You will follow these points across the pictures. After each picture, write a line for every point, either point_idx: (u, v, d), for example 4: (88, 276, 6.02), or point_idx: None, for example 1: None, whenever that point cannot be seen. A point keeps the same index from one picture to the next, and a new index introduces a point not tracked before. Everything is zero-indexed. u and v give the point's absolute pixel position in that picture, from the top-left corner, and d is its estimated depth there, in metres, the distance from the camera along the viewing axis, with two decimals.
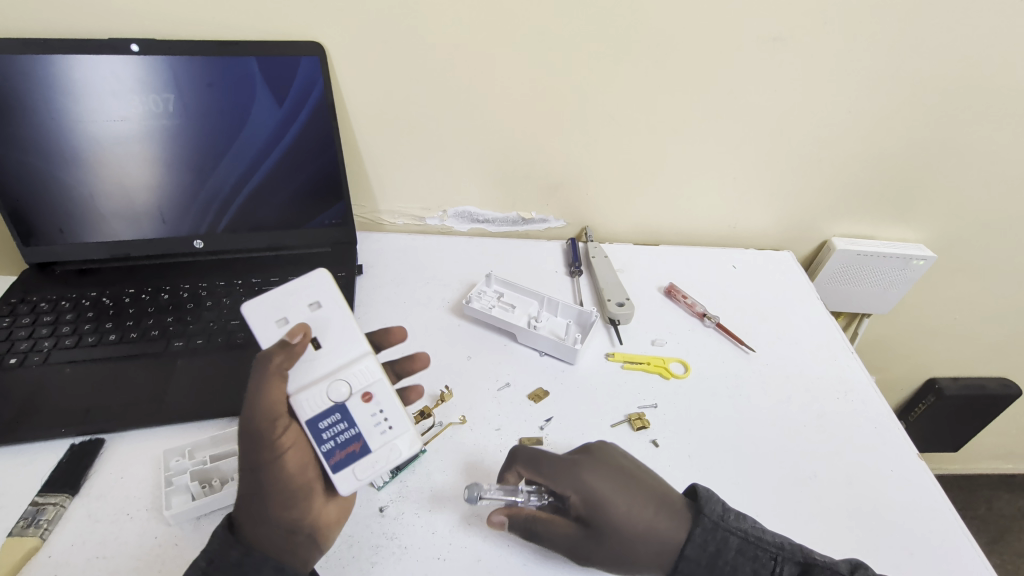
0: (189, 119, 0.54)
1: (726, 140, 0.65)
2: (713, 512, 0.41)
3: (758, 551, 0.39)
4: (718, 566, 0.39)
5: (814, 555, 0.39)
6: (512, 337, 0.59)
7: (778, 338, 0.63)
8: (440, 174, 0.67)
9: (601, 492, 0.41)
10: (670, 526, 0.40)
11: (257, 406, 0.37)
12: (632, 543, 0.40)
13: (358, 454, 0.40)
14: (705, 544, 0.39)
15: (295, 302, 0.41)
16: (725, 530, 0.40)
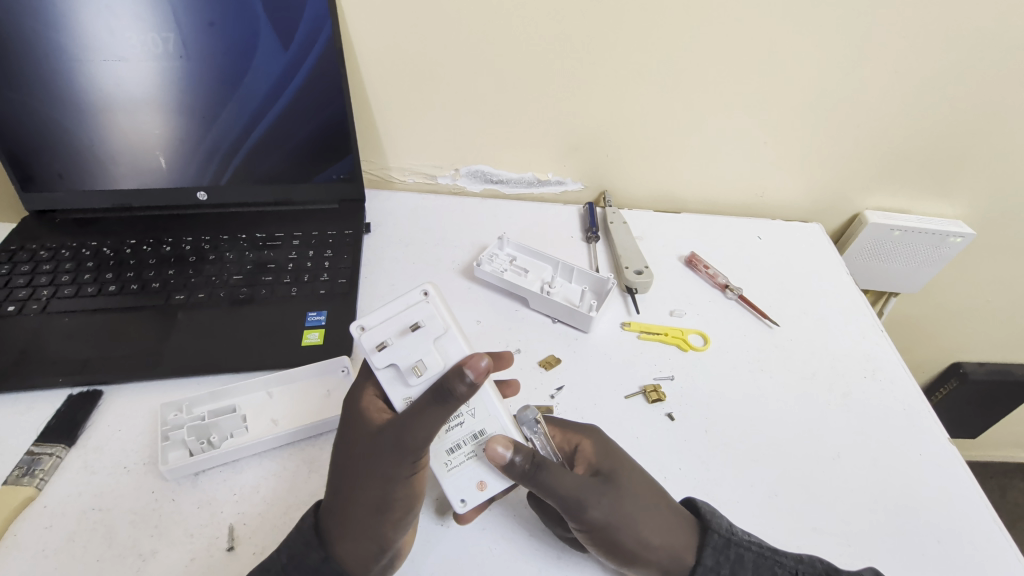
0: (190, 61, 0.51)
1: (760, 100, 0.60)
2: (721, 527, 0.38)
3: (776, 568, 0.36)
4: None
5: (837, 568, 0.36)
6: (523, 303, 0.56)
7: (804, 313, 0.60)
8: (453, 130, 0.64)
9: (620, 456, 0.40)
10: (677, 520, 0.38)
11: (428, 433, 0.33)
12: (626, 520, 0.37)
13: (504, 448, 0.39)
14: (717, 567, 0.36)
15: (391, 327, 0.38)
16: (737, 545, 0.37)
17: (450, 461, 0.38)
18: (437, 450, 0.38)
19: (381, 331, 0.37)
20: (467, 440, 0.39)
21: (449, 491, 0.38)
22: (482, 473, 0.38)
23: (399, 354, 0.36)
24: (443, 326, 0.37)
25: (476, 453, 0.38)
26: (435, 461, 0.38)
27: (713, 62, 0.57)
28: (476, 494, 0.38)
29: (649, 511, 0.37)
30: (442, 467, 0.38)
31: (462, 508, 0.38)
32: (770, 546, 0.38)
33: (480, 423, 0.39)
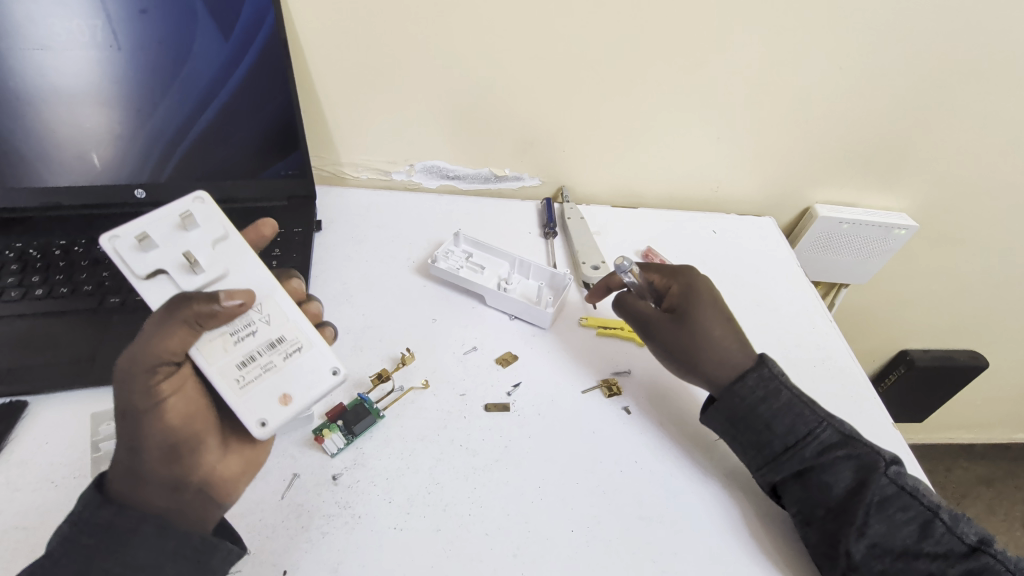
0: (121, 51, 0.49)
1: (712, 96, 0.61)
2: (775, 367, 0.44)
3: (805, 410, 0.43)
4: (758, 410, 0.43)
5: (858, 432, 0.42)
6: (480, 300, 0.55)
7: (757, 305, 0.61)
8: (407, 124, 0.62)
9: (704, 292, 0.48)
10: (741, 354, 0.45)
11: (151, 352, 0.33)
12: (698, 307, 0.47)
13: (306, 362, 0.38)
14: (755, 387, 0.43)
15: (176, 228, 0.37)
16: (780, 383, 0.43)
17: (244, 377, 0.36)
18: (225, 367, 0.36)
19: (143, 229, 0.36)
20: (264, 350, 0.37)
21: (244, 413, 0.36)
22: (283, 386, 0.37)
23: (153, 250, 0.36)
24: (223, 229, 0.38)
25: (275, 365, 0.37)
26: (223, 381, 0.36)
27: (664, 57, 0.58)
28: (278, 409, 0.36)
29: (718, 327, 0.46)
30: (233, 385, 0.36)
31: (262, 431, 0.36)
32: (813, 401, 0.44)
33: (276, 330, 0.38)
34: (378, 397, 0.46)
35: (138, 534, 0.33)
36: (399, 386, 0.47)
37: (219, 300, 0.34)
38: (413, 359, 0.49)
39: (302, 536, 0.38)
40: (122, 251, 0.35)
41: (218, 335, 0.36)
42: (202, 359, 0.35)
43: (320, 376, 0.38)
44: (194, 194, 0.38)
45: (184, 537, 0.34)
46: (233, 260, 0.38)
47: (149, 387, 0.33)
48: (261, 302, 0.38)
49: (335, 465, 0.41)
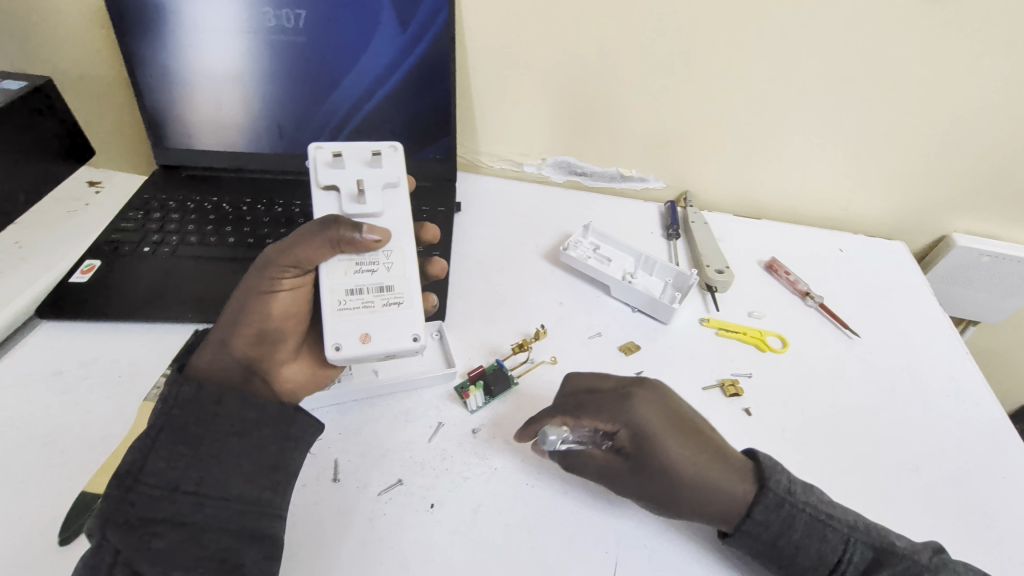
0: (318, 37, 0.56)
1: (857, 110, 0.60)
2: (778, 485, 0.37)
3: (827, 531, 0.37)
4: (782, 544, 0.36)
5: (894, 542, 0.36)
6: (605, 290, 0.58)
7: (886, 328, 0.59)
8: (546, 119, 0.66)
9: (651, 422, 0.39)
10: (741, 487, 0.37)
11: (292, 251, 0.38)
12: (653, 432, 0.38)
13: (384, 318, 0.41)
14: (765, 521, 0.36)
15: (361, 157, 0.42)
16: (791, 506, 0.37)
17: (345, 302, 0.40)
18: (337, 286, 0.40)
19: (340, 151, 0.42)
20: (372, 290, 0.41)
21: (330, 332, 0.39)
22: (369, 326, 0.40)
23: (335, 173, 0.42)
24: (396, 177, 0.43)
25: (373, 305, 0.41)
26: (329, 297, 0.40)
27: (813, 70, 0.57)
28: (351, 344, 0.39)
29: (681, 447, 0.38)
30: (333, 305, 0.40)
31: (336, 354, 0.39)
32: (822, 499, 0.38)
33: (391, 278, 0.41)
34: (513, 365, 0.50)
35: (220, 404, 0.37)
36: (532, 358, 0.51)
37: (363, 229, 0.39)
38: (546, 335, 0.52)
39: (447, 477, 0.41)
40: (319, 163, 0.42)
41: (345, 260, 0.41)
42: (326, 272, 0.40)
43: (402, 336, 0.40)
44: (391, 144, 0.43)
45: (259, 415, 0.38)
46: (393, 207, 0.43)
47: (274, 281, 0.39)
48: (392, 251, 0.42)
49: (475, 420, 0.45)
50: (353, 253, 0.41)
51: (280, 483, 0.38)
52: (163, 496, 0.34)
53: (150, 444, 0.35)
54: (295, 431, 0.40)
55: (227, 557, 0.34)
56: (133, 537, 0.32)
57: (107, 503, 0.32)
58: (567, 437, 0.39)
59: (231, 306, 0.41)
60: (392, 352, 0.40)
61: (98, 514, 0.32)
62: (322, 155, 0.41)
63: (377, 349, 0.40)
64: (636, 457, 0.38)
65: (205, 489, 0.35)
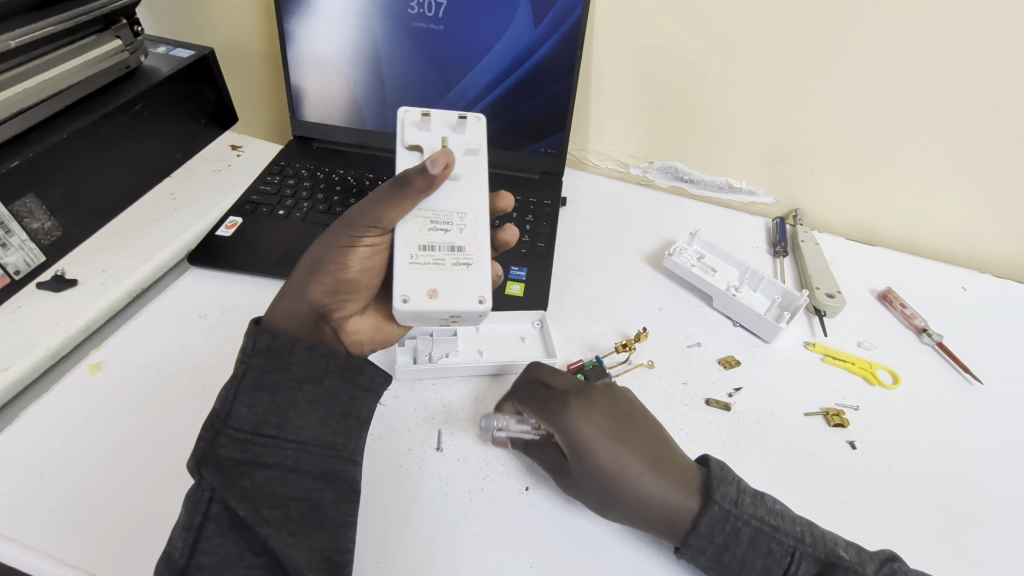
0: (455, 27, 0.58)
1: (1009, 142, 0.55)
2: (725, 497, 0.37)
3: (772, 544, 0.36)
4: (725, 558, 0.36)
5: (839, 553, 0.36)
6: (705, 301, 0.57)
7: (1013, 379, 0.55)
8: (661, 123, 0.65)
9: (590, 435, 0.40)
10: (680, 499, 0.38)
11: (376, 210, 0.39)
12: (590, 441, 0.40)
13: (451, 277, 0.40)
14: (711, 535, 0.36)
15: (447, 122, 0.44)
16: (735, 519, 0.36)
17: (416, 256, 0.40)
18: (411, 240, 0.40)
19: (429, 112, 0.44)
20: (443, 248, 0.41)
21: (398, 283, 0.39)
22: (437, 282, 0.39)
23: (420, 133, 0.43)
24: (476, 143, 0.43)
25: (443, 263, 0.40)
26: (401, 251, 0.40)
27: (965, 95, 0.53)
28: (420, 297, 0.39)
29: (632, 466, 0.39)
30: (405, 258, 0.40)
31: (403, 305, 0.38)
32: (769, 511, 0.37)
33: (462, 240, 0.41)
34: (611, 364, 0.51)
35: (295, 352, 0.38)
36: (630, 359, 0.51)
37: (431, 170, 0.38)
38: (647, 338, 0.53)
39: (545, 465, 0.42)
40: (406, 121, 0.43)
41: (421, 217, 0.41)
42: (402, 228, 0.41)
43: (467, 296, 0.39)
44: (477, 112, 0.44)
45: (330, 364, 0.39)
46: (470, 170, 0.43)
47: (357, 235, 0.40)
48: (465, 214, 0.42)
49: None
50: (430, 211, 0.41)
51: (352, 430, 0.39)
52: (248, 439, 0.35)
53: (235, 390, 0.36)
54: (364, 382, 0.40)
55: (310, 501, 0.36)
56: (224, 475, 0.34)
57: (199, 443, 0.34)
58: (507, 424, 0.43)
59: (311, 257, 0.42)
60: (457, 310, 0.39)
61: (194, 455, 0.34)
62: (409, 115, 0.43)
63: (442, 306, 0.39)
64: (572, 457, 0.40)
65: (285, 434, 0.36)
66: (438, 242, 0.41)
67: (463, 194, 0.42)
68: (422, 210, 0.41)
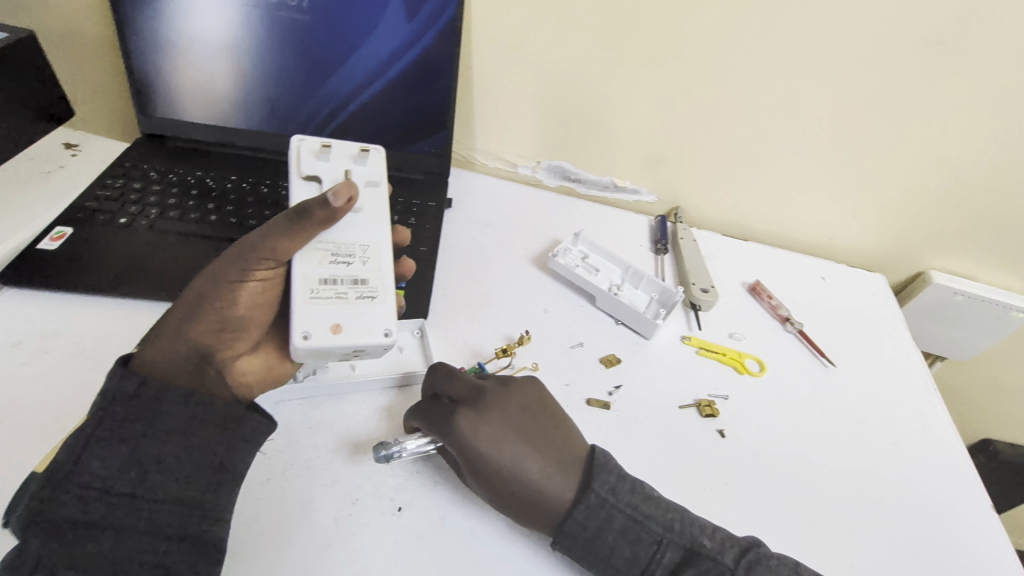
0: (319, 17, 0.54)
1: (851, 143, 0.61)
2: (603, 485, 0.38)
3: (641, 533, 0.38)
4: (597, 544, 0.37)
5: (702, 543, 0.38)
6: (589, 300, 0.58)
7: (861, 359, 0.60)
8: (545, 124, 0.65)
9: (484, 440, 0.38)
10: (563, 489, 0.38)
11: (268, 239, 0.37)
12: (483, 447, 0.38)
13: (357, 313, 0.39)
14: (585, 522, 0.37)
15: (346, 152, 0.43)
16: (611, 507, 0.38)
17: (317, 291, 0.38)
18: (311, 275, 0.38)
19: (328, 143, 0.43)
20: (345, 282, 0.39)
21: (297, 319, 0.37)
22: (340, 317, 0.38)
23: (318, 164, 0.42)
24: (377, 176, 0.43)
25: (346, 297, 0.39)
26: (300, 285, 0.38)
27: (813, 100, 0.58)
28: (322, 333, 0.37)
29: (526, 462, 0.38)
30: (304, 293, 0.38)
31: (304, 341, 0.36)
32: (639, 501, 0.38)
33: (365, 272, 0.40)
34: (495, 369, 0.50)
35: (163, 400, 0.35)
36: (514, 363, 0.50)
37: (332, 202, 0.36)
38: (530, 341, 0.52)
39: (417, 481, 0.41)
40: (303, 152, 0.42)
41: (321, 250, 0.39)
42: (299, 261, 0.38)
43: (372, 330, 0.38)
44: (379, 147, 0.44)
45: (206, 412, 0.36)
46: (372, 203, 0.43)
47: (245, 270, 0.37)
48: (368, 245, 0.41)
49: None
50: (330, 244, 0.40)
51: (220, 484, 0.36)
52: (91, 497, 0.33)
53: (84, 441, 0.33)
54: (243, 432, 0.37)
55: (161, 565, 0.33)
56: (56, 539, 0.31)
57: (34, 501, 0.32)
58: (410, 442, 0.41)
59: (193, 292, 0.38)
60: (361, 345, 0.38)
61: (22, 516, 0.31)
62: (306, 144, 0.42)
63: (347, 341, 0.37)
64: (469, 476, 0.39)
65: (139, 492, 0.34)
66: (340, 276, 0.40)
67: (365, 225, 0.42)
68: (322, 243, 0.40)
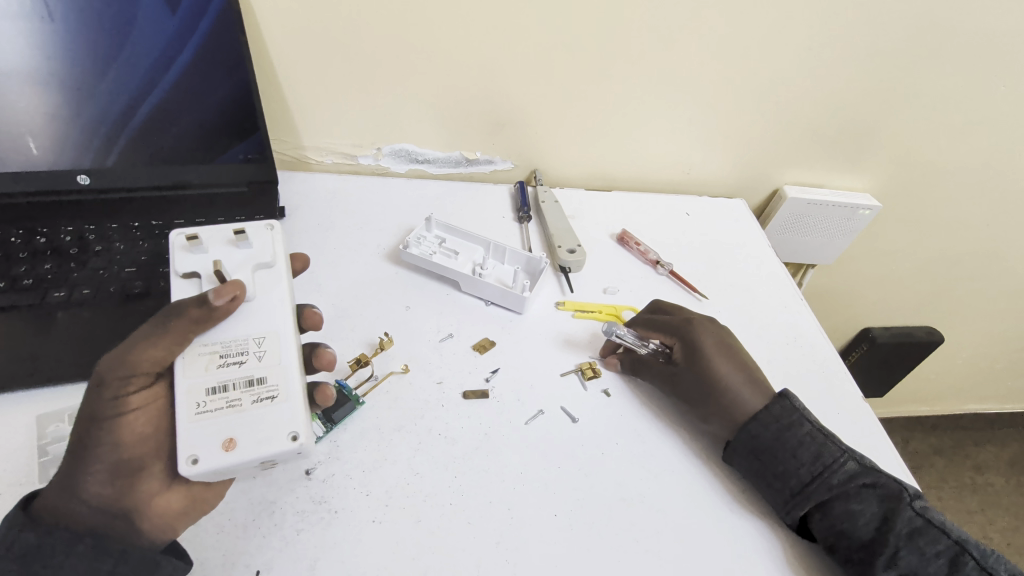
0: (54, 22, 0.43)
1: (683, 76, 0.60)
2: (797, 401, 0.44)
3: (828, 442, 0.42)
4: (785, 437, 0.42)
5: (884, 470, 0.41)
6: (455, 286, 0.54)
7: (731, 286, 0.61)
8: (373, 106, 0.60)
9: (706, 346, 0.47)
10: (754, 397, 0.44)
11: (124, 361, 0.32)
12: (707, 351, 0.46)
13: (258, 419, 0.33)
14: (776, 416, 0.43)
15: (230, 236, 0.37)
16: (801, 415, 0.43)
17: (205, 404, 0.33)
18: (195, 386, 0.33)
19: (200, 233, 0.37)
20: (239, 386, 0.34)
21: (182, 443, 0.32)
22: (234, 429, 0.33)
23: (195, 257, 0.36)
24: (271, 257, 0.37)
25: (240, 404, 0.33)
26: (184, 401, 0.33)
27: (635, 37, 0.57)
28: (215, 453, 0.32)
29: (731, 368, 0.46)
30: (190, 410, 0.33)
31: (191, 468, 0.31)
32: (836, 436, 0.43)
33: (263, 369, 0.35)
34: (356, 384, 0.45)
35: (69, 555, 0.32)
36: (377, 372, 0.46)
37: (211, 300, 0.33)
38: (392, 344, 0.48)
39: (275, 537, 0.37)
40: (175, 249, 0.36)
41: (207, 353, 0.34)
42: (181, 373, 0.33)
43: (275, 437, 0.33)
44: (265, 223, 0.38)
45: (120, 565, 0.32)
46: (266, 287, 0.37)
47: (117, 399, 0.32)
48: (263, 336, 0.35)
49: (309, 460, 0.40)
50: (216, 345, 0.34)
51: None
52: None
53: None
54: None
55: None
56: None
57: None
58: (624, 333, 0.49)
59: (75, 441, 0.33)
60: (263, 457, 0.32)
61: None
62: (183, 238, 0.37)
63: (246, 455, 0.32)
64: (687, 369, 0.46)
65: None
66: (232, 379, 0.34)
67: (259, 313, 0.36)
68: (207, 344, 0.34)
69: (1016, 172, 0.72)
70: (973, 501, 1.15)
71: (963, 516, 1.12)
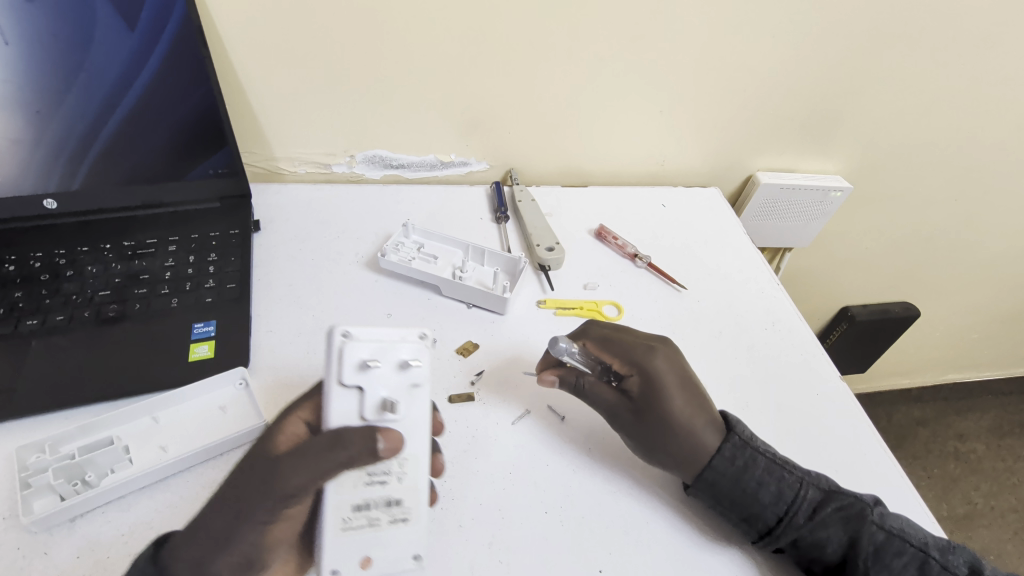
0: (8, 46, 0.42)
1: (651, 69, 0.61)
2: (742, 432, 0.43)
3: (783, 472, 0.41)
4: (744, 479, 0.40)
5: (839, 487, 0.41)
6: (436, 291, 0.54)
7: (709, 275, 0.62)
8: (344, 114, 0.60)
9: (665, 379, 0.43)
10: (709, 435, 0.42)
11: (288, 480, 0.31)
12: (667, 386, 0.43)
13: (393, 541, 0.33)
14: (731, 456, 0.41)
15: (387, 351, 0.34)
16: (753, 449, 0.42)
17: (350, 520, 0.33)
18: (343, 504, 0.32)
19: (361, 350, 0.34)
20: (379, 505, 0.33)
21: (324, 556, 0.32)
22: (372, 549, 0.33)
23: (351, 374, 0.33)
24: (421, 376, 0.35)
25: (378, 524, 0.33)
26: (330, 514, 0.32)
27: (601, 33, 0.57)
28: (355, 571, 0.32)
29: (686, 405, 0.43)
30: (336, 523, 0.32)
31: None
32: (787, 461, 0.42)
33: (402, 490, 0.34)
34: None
35: None
36: None
37: (380, 449, 0.32)
38: None
39: None
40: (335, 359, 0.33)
41: (355, 469, 0.33)
42: (332, 487, 0.33)
43: (406, 561, 0.33)
44: (421, 332, 0.35)
45: None
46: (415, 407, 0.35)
47: (272, 508, 0.32)
48: (405, 457, 0.34)
49: None
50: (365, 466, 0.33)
51: None
52: None
53: None
54: None
55: None
56: None
57: None
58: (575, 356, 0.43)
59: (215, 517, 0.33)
60: None
61: None
62: (337, 347, 0.33)
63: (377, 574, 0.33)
64: (642, 405, 0.43)
65: None
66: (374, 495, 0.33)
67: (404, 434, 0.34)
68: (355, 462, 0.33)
69: (979, 147, 0.74)
70: (956, 468, 1.18)
71: (947, 483, 1.15)
